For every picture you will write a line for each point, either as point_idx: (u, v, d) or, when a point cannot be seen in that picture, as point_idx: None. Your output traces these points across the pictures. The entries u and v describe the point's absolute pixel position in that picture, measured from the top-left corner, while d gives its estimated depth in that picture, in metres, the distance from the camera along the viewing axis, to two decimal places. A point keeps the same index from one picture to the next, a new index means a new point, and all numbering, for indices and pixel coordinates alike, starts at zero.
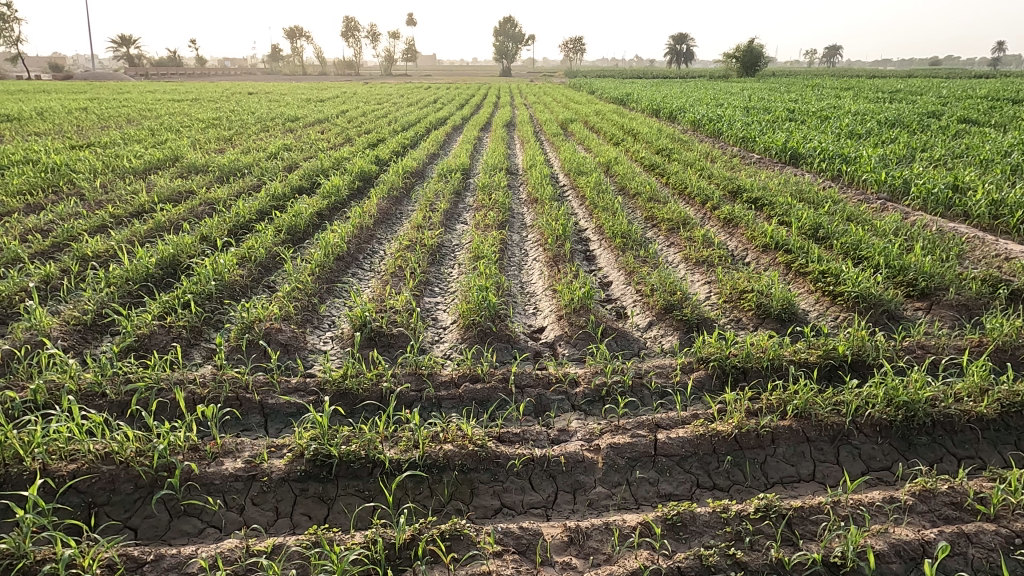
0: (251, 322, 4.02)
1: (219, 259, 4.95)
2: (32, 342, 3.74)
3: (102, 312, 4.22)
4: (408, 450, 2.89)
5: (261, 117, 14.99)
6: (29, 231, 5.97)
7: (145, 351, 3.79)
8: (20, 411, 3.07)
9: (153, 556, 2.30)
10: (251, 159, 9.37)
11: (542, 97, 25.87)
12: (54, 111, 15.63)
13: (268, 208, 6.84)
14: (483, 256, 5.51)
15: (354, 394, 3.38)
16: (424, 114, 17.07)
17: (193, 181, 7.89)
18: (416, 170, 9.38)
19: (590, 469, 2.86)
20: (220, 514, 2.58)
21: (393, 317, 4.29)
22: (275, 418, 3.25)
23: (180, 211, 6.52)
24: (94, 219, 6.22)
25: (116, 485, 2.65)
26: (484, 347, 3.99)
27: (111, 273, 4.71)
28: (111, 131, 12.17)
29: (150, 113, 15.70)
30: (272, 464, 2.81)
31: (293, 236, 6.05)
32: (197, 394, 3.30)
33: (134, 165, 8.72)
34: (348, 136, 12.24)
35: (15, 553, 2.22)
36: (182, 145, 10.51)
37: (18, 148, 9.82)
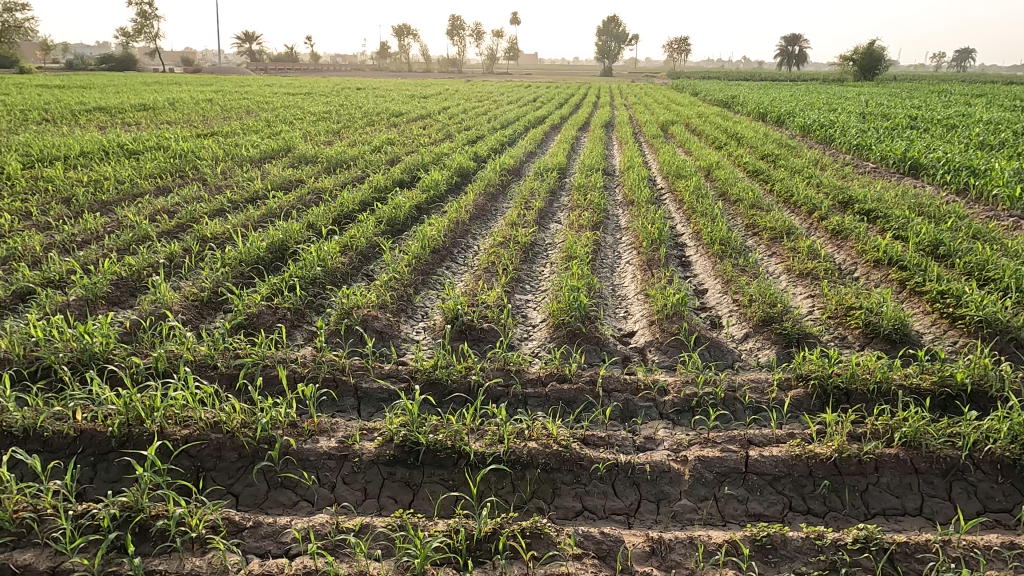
0: (350, 309, 4.20)
1: (323, 246, 5.20)
2: (155, 314, 4.09)
3: (217, 290, 4.54)
4: (493, 444, 2.93)
5: (367, 112, 15.53)
6: (158, 212, 6.49)
7: (253, 328, 4.03)
8: (143, 376, 3.35)
9: (251, 523, 2.45)
10: (357, 151, 9.77)
11: (643, 98, 25.54)
12: (185, 102, 16.89)
13: (370, 199, 7.09)
14: (576, 256, 5.49)
15: (443, 384, 3.46)
16: (523, 112, 17.17)
17: (303, 171, 8.32)
18: (513, 168, 9.46)
19: (676, 480, 2.78)
20: (312, 489, 2.71)
21: (484, 311, 4.35)
22: (367, 401, 3.37)
23: (290, 199, 6.88)
24: (214, 203, 6.68)
25: (223, 453, 2.85)
26: (573, 348, 3.97)
27: (227, 254, 5.04)
28: (233, 122, 13.04)
29: (268, 106, 16.69)
30: (363, 446, 2.93)
31: (392, 227, 6.25)
32: (298, 372, 3.48)
33: (251, 154, 9.29)
34: (449, 132, 12.50)
35: (134, 507, 2.44)
36: (295, 136, 11.11)
37: (152, 135, 10.71)
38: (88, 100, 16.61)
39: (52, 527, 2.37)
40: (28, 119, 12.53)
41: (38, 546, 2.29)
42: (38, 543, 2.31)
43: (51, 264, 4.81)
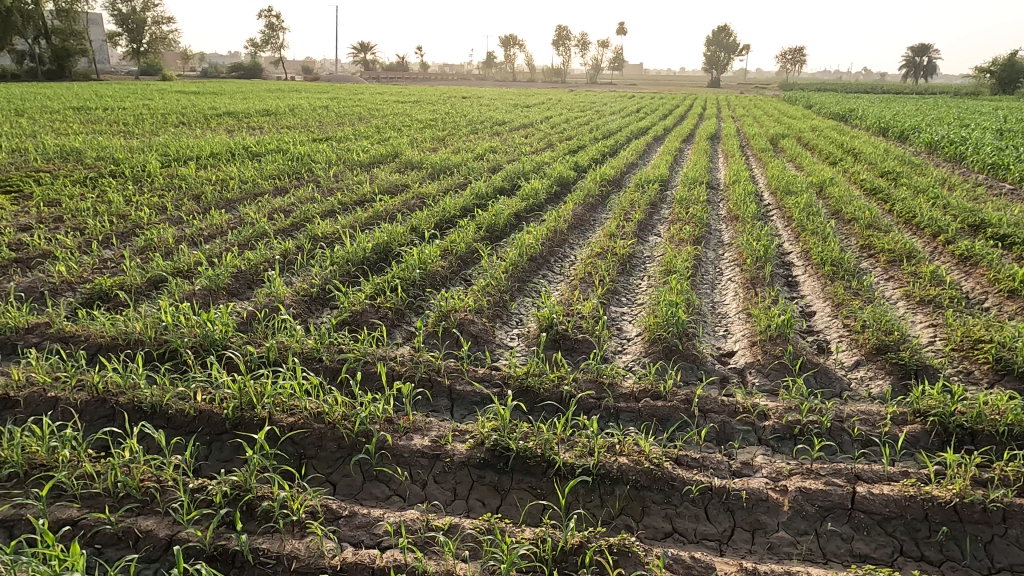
0: (448, 312, 4.30)
1: (425, 249, 5.36)
2: (270, 306, 4.36)
3: (325, 287, 4.77)
4: (583, 456, 2.91)
5: (471, 121, 15.89)
6: (275, 210, 6.91)
7: (356, 325, 4.21)
8: (256, 364, 3.58)
9: (347, 512, 2.55)
10: (460, 158, 10.01)
11: (752, 110, 24.68)
12: (303, 108, 17.93)
13: (471, 205, 7.24)
14: (676, 271, 5.36)
15: (535, 392, 3.48)
16: (626, 123, 16.99)
17: (408, 176, 8.62)
18: (614, 179, 9.38)
19: (774, 510, 2.65)
20: (405, 485, 2.78)
21: (579, 322, 4.33)
22: (460, 403, 3.43)
23: (395, 203, 7.14)
24: (326, 205, 7.05)
25: (324, 443, 2.99)
26: (669, 364, 3.88)
27: (336, 253, 5.30)
28: (346, 127, 13.71)
29: (378, 113, 17.44)
30: (455, 447, 2.99)
31: (492, 234, 6.35)
32: (395, 370, 3.60)
33: (361, 158, 9.73)
34: (550, 142, 12.57)
35: (243, 487, 2.60)
36: (403, 142, 11.53)
37: (274, 138, 11.44)
38: (219, 105, 17.98)
39: (172, 498, 2.56)
40: (168, 122, 13.73)
41: (158, 514, 2.50)
42: (159, 511, 2.51)
43: (182, 255, 5.24)
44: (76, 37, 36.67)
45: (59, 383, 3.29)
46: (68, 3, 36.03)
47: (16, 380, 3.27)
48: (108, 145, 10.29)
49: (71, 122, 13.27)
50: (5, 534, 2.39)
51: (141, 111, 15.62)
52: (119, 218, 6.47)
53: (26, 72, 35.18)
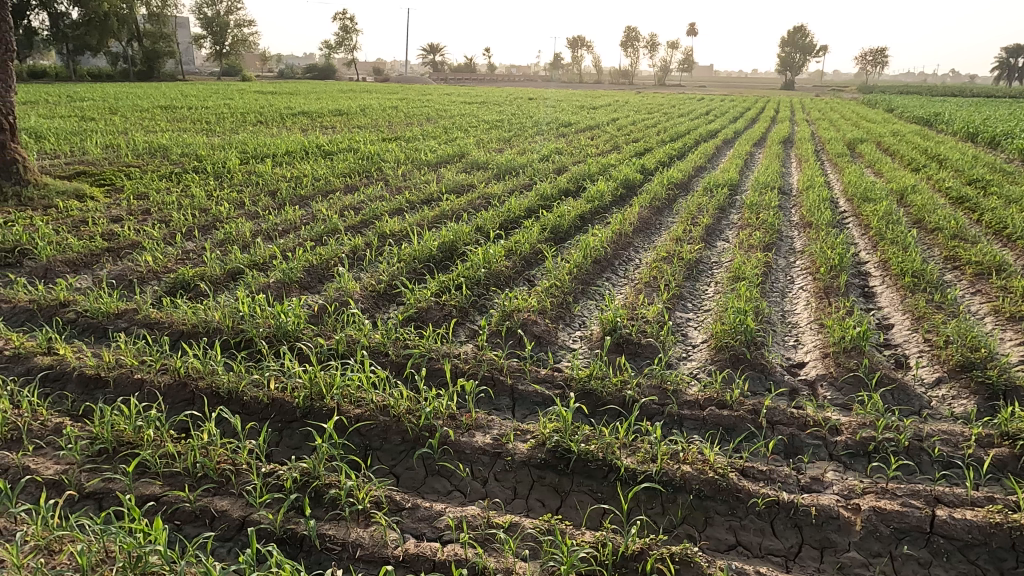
0: (511, 311, 4.32)
1: (489, 249, 5.40)
2: (339, 300, 4.50)
3: (392, 283, 4.88)
4: (645, 462, 2.88)
5: (538, 122, 15.91)
6: (346, 208, 7.11)
7: (422, 321, 4.29)
8: (326, 356, 3.69)
9: (410, 504, 2.60)
10: (526, 159, 10.04)
11: (828, 112, 23.78)
12: (374, 108, 18.35)
13: (536, 207, 7.24)
14: (744, 278, 5.23)
15: (597, 395, 3.46)
16: (695, 126, 16.66)
17: (474, 176, 8.70)
18: (681, 182, 9.20)
19: (845, 529, 2.55)
20: (466, 481, 2.82)
21: (643, 327, 4.27)
22: (522, 403, 3.45)
23: (462, 202, 7.22)
24: (394, 203, 7.20)
25: (389, 435, 3.06)
26: (735, 373, 3.79)
27: (404, 251, 5.41)
28: (414, 127, 13.96)
29: (446, 113, 17.68)
30: (516, 446, 3.00)
31: (556, 235, 6.34)
32: (459, 367, 3.65)
33: (429, 158, 9.89)
34: (617, 144, 12.44)
35: (311, 474, 2.69)
36: (469, 142, 11.64)
37: (345, 137, 11.75)
38: (295, 105, 18.62)
39: (246, 480, 2.68)
40: (248, 121, 14.33)
41: (232, 495, 2.62)
42: (234, 492, 2.63)
43: (258, 248, 5.46)
44: (165, 40, 38.71)
45: (145, 366, 3.49)
46: (158, 7, 38.09)
47: (106, 361, 3.49)
48: (192, 142, 10.81)
49: (158, 120, 14.00)
50: (96, 505, 2.56)
51: (222, 110, 16.35)
52: (200, 212, 6.79)
53: (119, 73, 37.37)
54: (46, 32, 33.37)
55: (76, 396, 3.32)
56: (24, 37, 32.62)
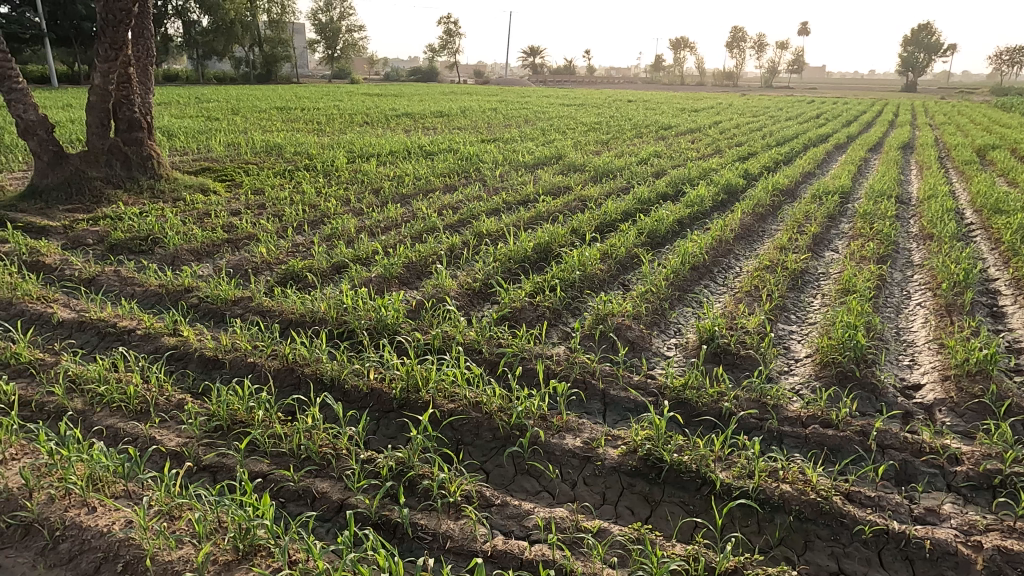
0: (605, 315, 4.28)
1: (585, 252, 5.37)
2: (437, 297, 4.62)
3: (487, 282, 4.96)
4: (741, 478, 2.78)
5: (637, 124, 15.68)
6: (445, 207, 7.29)
7: (516, 321, 4.33)
8: (422, 350, 3.80)
9: (499, 501, 2.63)
10: (624, 162, 9.92)
11: (954, 117, 22.03)
12: (474, 110, 18.70)
13: (633, 211, 7.14)
14: (855, 291, 4.94)
15: (692, 405, 3.37)
16: (805, 130, 15.89)
17: (571, 179, 8.69)
18: (787, 189, 8.80)
19: (964, 567, 2.36)
20: (555, 482, 2.82)
21: (743, 337, 4.12)
22: (614, 408, 3.41)
23: (558, 204, 7.23)
24: (492, 203, 7.31)
25: (481, 431, 3.11)
26: (842, 391, 3.58)
27: (500, 251, 5.48)
28: (512, 129, 14.12)
29: (545, 115, 17.77)
30: (607, 452, 2.97)
31: (653, 239, 6.23)
32: (552, 368, 3.66)
33: (527, 160, 9.97)
34: (719, 148, 12.07)
35: (406, 464, 2.78)
36: (567, 144, 11.65)
37: (446, 138, 12.06)
38: (399, 106, 19.30)
39: (345, 465, 2.80)
40: (355, 121, 14.98)
41: (332, 478, 2.74)
42: (334, 475, 2.76)
43: (361, 244, 5.70)
44: (283, 45, 41.14)
45: (257, 351, 3.72)
46: (278, 14, 40.58)
47: (223, 344, 3.74)
48: (305, 141, 11.42)
49: (275, 120, 14.90)
50: (211, 478, 2.76)
51: (332, 111, 17.18)
52: (311, 207, 7.17)
53: (241, 76, 40.11)
54: (180, 39, 36.22)
55: (196, 375, 3.59)
56: (161, 44, 35.55)
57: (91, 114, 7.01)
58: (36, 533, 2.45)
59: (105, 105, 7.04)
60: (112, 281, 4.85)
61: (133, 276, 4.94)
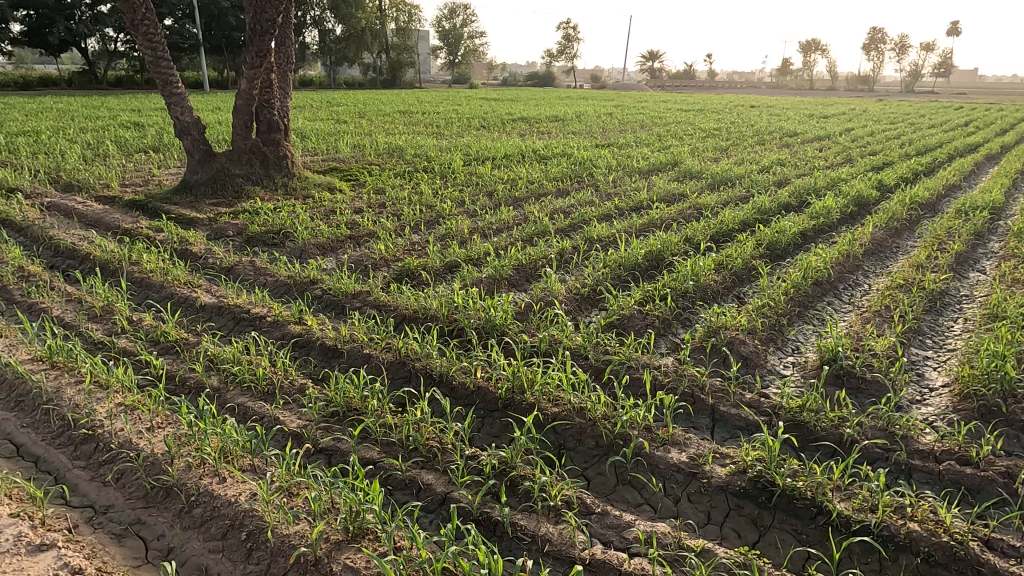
0: (718, 328, 4.13)
1: (699, 261, 5.21)
2: (545, 300, 4.64)
3: (596, 288, 4.93)
4: (862, 511, 2.58)
5: (759, 131, 15.02)
6: (557, 211, 7.32)
7: (624, 329, 4.28)
8: (529, 352, 3.84)
9: (600, 509, 2.61)
10: (744, 170, 9.53)
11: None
12: (590, 115, 18.64)
13: (751, 221, 6.84)
14: (1005, 317, 4.46)
15: (810, 429, 3.18)
16: (951, 139, 14.56)
17: (687, 186, 8.46)
18: (927, 202, 8.11)
19: None
20: (657, 496, 2.76)
21: (870, 360, 3.84)
22: (723, 426, 3.29)
23: (672, 212, 7.06)
24: (604, 209, 7.25)
25: (583, 438, 3.10)
26: (985, 427, 3.25)
27: (610, 257, 5.42)
28: (627, 134, 13.95)
29: (662, 121, 17.40)
30: (714, 469, 2.87)
31: (772, 251, 5.94)
32: (659, 379, 3.58)
33: (641, 166, 9.81)
34: (850, 156, 11.32)
35: (508, 464, 2.81)
36: (684, 150, 11.36)
37: (561, 143, 12.10)
38: (516, 111, 19.60)
39: (449, 459, 2.88)
40: (473, 125, 15.36)
41: (437, 471, 2.83)
42: (439, 469, 2.84)
43: (474, 245, 5.83)
44: (408, 51, 42.92)
45: (373, 342, 3.90)
46: (405, 22, 42.42)
47: (343, 335, 3.96)
48: (424, 144, 11.86)
49: (399, 123, 15.57)
50: (326, 460, 2.93)
51: (451, 115, 17.71)
52: (428, 208, 7.43)
53: (369, 81, 42.31)
54: (316, 47, 38.67)
55: (317, 362, 3.82)
56: (299, 52, 38.11)
57: (237, 116, 7.64)
58: (175, 496, 2.70)
59: (249, 108, 7.64)
60: (248, 270, 5.25)
61: (266, 266, 5.33)
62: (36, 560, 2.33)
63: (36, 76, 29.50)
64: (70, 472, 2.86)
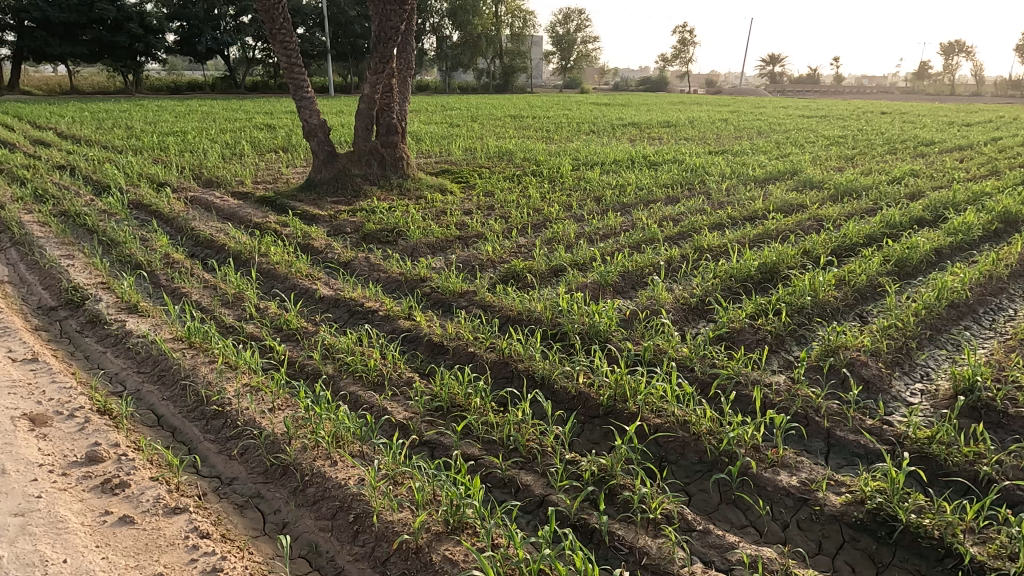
0: (837, 348, 3.89)
1: (818, 276, 4.92)
2: (651, 309, 4.56)
3: (705, 299, 4.78)
4: (1000, 558, 2.33)
5: (891, 139, 14.00)
6: (666, 218, 7.17)
7: (733, 343, 4.12)
8: (633, 361, 3.78)
9: (701, 527, 2.53)
10: (872, 180, 8.92)
11: None
12: (704, 121, 18.11)
13: (878, 236, 6.39)
14: None
15: (939, 463, 2.94)
16: None
17: (807, 196, 8.03)
18: None
19: None
20: (764, 519, 2.64)
21: (1015, 394, 3.48)
22: (839, 451, 3.10)
23: (790, 223, 6.72)
24: (716, 217, 7.02)
25: (687, 452, 3.01)
26: None
27: (721, 267, 5.24)
28: (743, 141, 13.44)
29: (782, 127, 16.62)
30: (828, 497, 2.70)
31: (902, 269, 5.52)
32: (770, 398, 3.42)
33: (757, 174, 9.41)
34: (997, 169, 10.31)
35: (608, 472, 2.78)
36: (804, 159, 10.79)
37: (672, 149, 11.83)
38: (627, 116, 19.37)
39: (549, 462, 2.89)
40: (583, 130, 15.34)
41: (536, 473, 2.85)
42: (538, 470, 2.86)
43: (580, 250, 5.82)
44: (522, 57, 43.50)
45: (478, 341, 3.98)
46: (520, 28, 43.02)
47: (449, 333, 4.07)
48: (534, 148, 11.96)
49: (509, 128, 15.80)
50: (430, 453, 3.03)
51: (562, 120, 17.76)
52: (535, 211, 7.49)
53: (482, 86, 43.28)
54: (433, 53, 40.02)
55: (424, 358, 3.95)
56: (417, 58, 39.54)
57: (359, 119, 8.03)
58: (291, 474, 2.89)
59: (371, 112, 8.02)
60: (363, 266, 5.52)
61: (380, 263, 5.57)
62: (171, 522, 2.56)
63: (185, 81, 32.45)
64: (201, 444, 3.13)
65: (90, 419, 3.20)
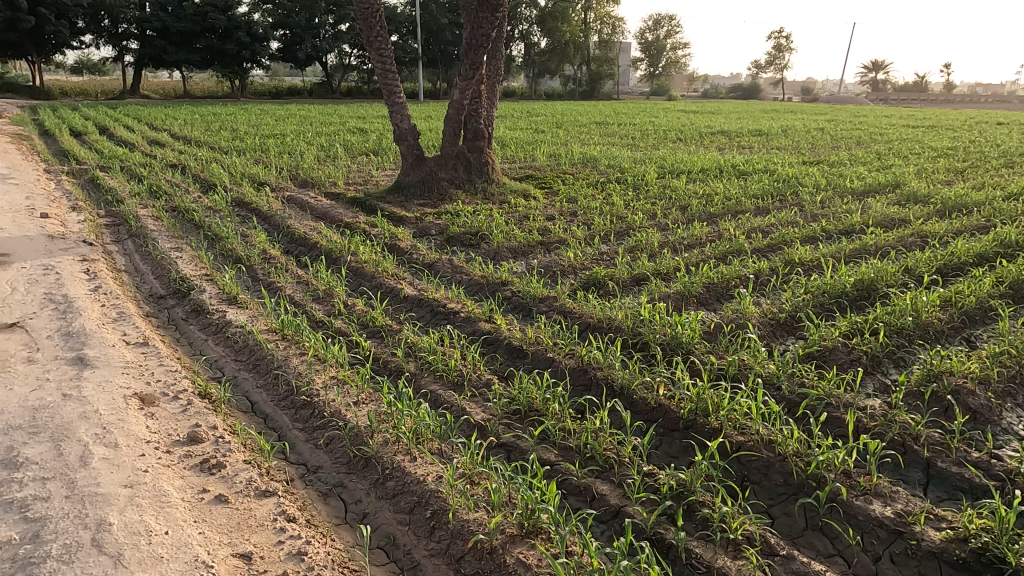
0: (941, 373, 3.64)
1: (921, 295, 4.63)
2: (736, 322, 4.42)
3: (795, 314, 4.59)
4: None
5: (1009, 152, 12.97)
6: (754, 229, 6.93)
7: (824, 362, 3.94)
8: (715, 375, 3.68)
9: (785, 552, 2.43)
10: (985, 196, 8.30)
11: None
12: (799, 130, 17.39)
13: (991, 255, 5.93)
14: None
15: None
16: None
17: (911, 211, 7.56)
18: None
19: None
20: (853, 550, 2.50)
21: None
22: (939, 484, 2.90)
23: (890, 238, 6.35)
24: (808, 230, 6.73)
25: (771, 473, 2.90)
26: None
27: (813, 282, 5.01)
28: (841, 152, 12.82)
29: (884, 138, 15.72)
30: (926, 532, 2.53)
31: (1018, 291, 5.10)
32: (864, 422, 3.24)
33: (855, 186, 8.95)
34: None
35: (687, 487, 2.71)
36: (908, 171, 10.17)
37: (764, 159, 11.44)
38: (716, 124, 18.87)
39: (626, 473, 2.85)
40: (669, 138, 15.06)
41: (612, 483, 2.82)
42: (614, 481, 2.83)
43: (663, 259, 5.72)
44: (609, 64, 43.23)
45: (557, 347, 3.98)
46: (608, 35, 42.78)
47: (529, 337, 4.09)
48: (619, 155, 11.86)
49: (595, 134, 15.72)
50: (506, 456, 3.05)
51: (648, 127, 17.52)
52: (618, 218, 7.42)
53: (568, 93, 43.30)
54: (521, 60, 40.40)
55: (504, 360, 3.99)
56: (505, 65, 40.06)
57: (447, 124, 8.21)
58: (373, 466, 2.99)
59: (458, 117, 8.18)
60: (446, 268, 5.63)
61: (462, 265, 5.67)
62: (261, 504, 2.70)
63: (286, 87, 34.20)
64: (290, 432, 3.29)
65: (192, 402, 3.42)
